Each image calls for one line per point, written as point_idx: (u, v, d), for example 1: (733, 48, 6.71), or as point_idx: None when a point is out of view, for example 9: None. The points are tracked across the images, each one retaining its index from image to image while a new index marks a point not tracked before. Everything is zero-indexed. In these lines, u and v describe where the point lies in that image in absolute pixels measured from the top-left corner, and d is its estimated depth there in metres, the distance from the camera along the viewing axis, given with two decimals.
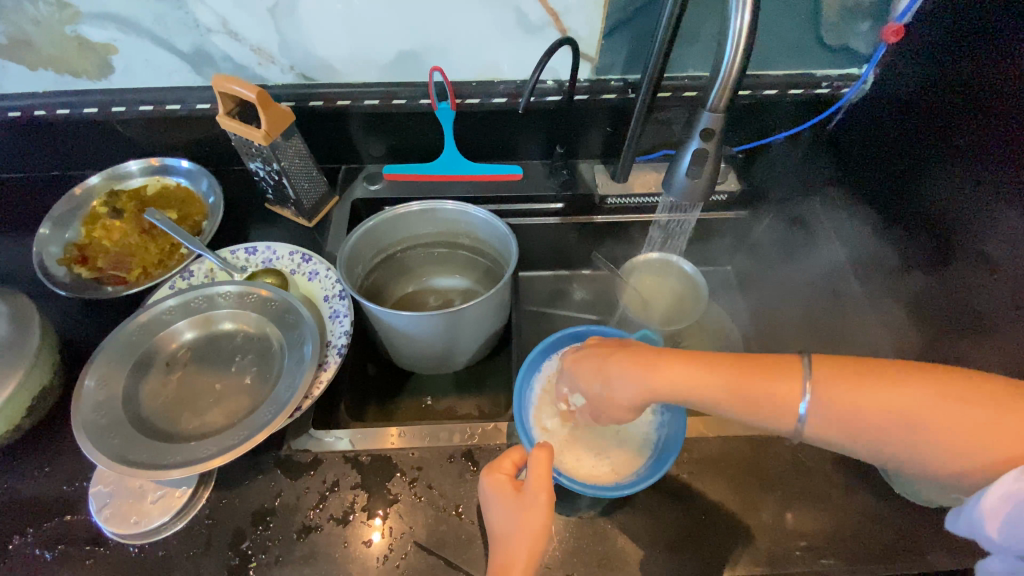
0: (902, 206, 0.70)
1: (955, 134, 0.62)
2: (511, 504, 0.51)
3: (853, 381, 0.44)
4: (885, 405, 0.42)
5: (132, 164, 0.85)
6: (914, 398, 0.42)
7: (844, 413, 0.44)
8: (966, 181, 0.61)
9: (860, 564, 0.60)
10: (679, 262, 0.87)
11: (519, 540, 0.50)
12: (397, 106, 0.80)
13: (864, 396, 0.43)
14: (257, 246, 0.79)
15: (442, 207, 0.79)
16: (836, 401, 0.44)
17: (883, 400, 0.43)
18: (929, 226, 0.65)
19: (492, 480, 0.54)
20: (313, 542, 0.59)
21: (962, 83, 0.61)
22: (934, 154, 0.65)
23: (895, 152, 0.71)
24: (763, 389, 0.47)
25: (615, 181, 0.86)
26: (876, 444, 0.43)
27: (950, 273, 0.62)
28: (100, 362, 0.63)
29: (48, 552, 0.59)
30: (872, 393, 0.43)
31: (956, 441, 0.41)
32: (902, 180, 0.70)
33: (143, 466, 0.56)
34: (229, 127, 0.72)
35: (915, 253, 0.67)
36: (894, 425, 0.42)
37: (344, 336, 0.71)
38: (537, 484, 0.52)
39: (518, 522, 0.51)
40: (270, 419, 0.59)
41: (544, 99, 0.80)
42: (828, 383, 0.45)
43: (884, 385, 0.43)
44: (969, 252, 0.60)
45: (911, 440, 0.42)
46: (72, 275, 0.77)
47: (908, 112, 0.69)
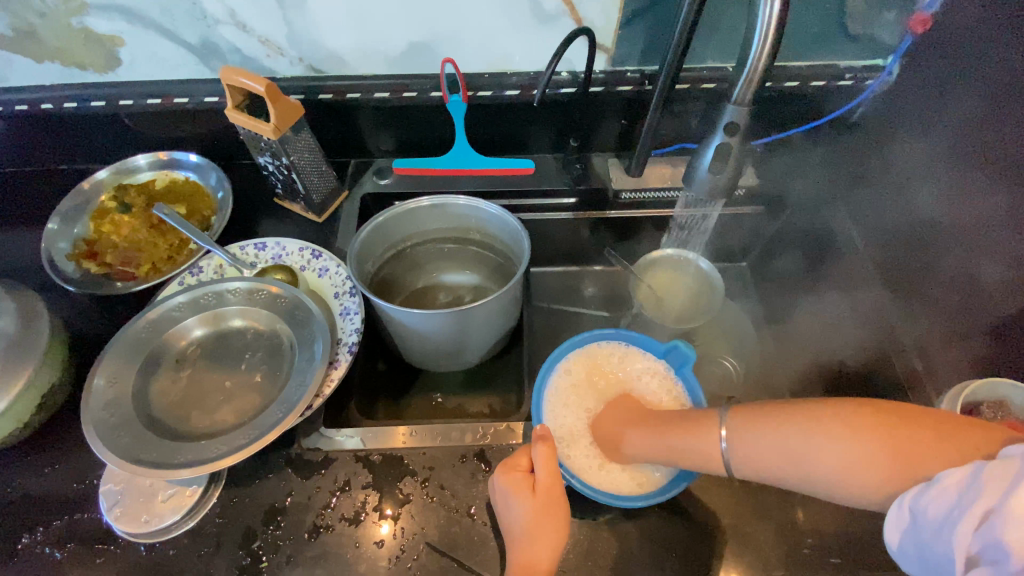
0: (929, 203, 0.67)
1: (983, 127, 0.60)
2: (534, 501, 0.52)
3: (757, 418, 0.47)
4: (787, 440, 0.44)
5: (140, 158, 0.84)
6: (805, 430, 0.44)
7: (755, 454, 0.46)
8: (995, 177, 0.58)
9: (879, 569, 0.59)
10: (696, 260, 0.84)
11: (544, 535, 0.51)
12: (407, 99, 0.79)
13: (765, 433, 0.46)
14: (266, 241, 0.78)
15: (453, 202, 0.78)
16: (745, 445, 0.47)
17: (785, 437, 0.44)
18: (960, 224, 0.63)
19: (511, 478, 0.53)
20: (324, 542, 0.58)
21: (995, 73, 0.58)
22: (962, 148, 0.62)
23: (920, 146, 0.68)
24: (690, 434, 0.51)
25: (629, 174, 0.83)
26: (793, 481, 0.45)
27: (984, 275, 0.60)
28: (110, 360, 0.62)
29: (59, 550, 0.59)
30: (770, 430, 0.45)
31: (855, 468, 0.42)
32: (930, 175, 0.67)
33: (153, 466, 0.55)
34: (238, 120, 0.70)
35: (945, 250, 0.65)
36: (800, 460, 0.44)
37: (354, 334, 0.70)
38: (550, 478, 0.52)
39: (544, 517, 0.52)
40: (280, 418, 0.58)
41: (558, 91, 0.78)
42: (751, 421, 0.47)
43: (778, 422, 0.45)
44: (999, 250, 0.58)
45: (818, 471, 0.43)
46: (81, 271, 0.76)
47: (935, 102, 0.66)
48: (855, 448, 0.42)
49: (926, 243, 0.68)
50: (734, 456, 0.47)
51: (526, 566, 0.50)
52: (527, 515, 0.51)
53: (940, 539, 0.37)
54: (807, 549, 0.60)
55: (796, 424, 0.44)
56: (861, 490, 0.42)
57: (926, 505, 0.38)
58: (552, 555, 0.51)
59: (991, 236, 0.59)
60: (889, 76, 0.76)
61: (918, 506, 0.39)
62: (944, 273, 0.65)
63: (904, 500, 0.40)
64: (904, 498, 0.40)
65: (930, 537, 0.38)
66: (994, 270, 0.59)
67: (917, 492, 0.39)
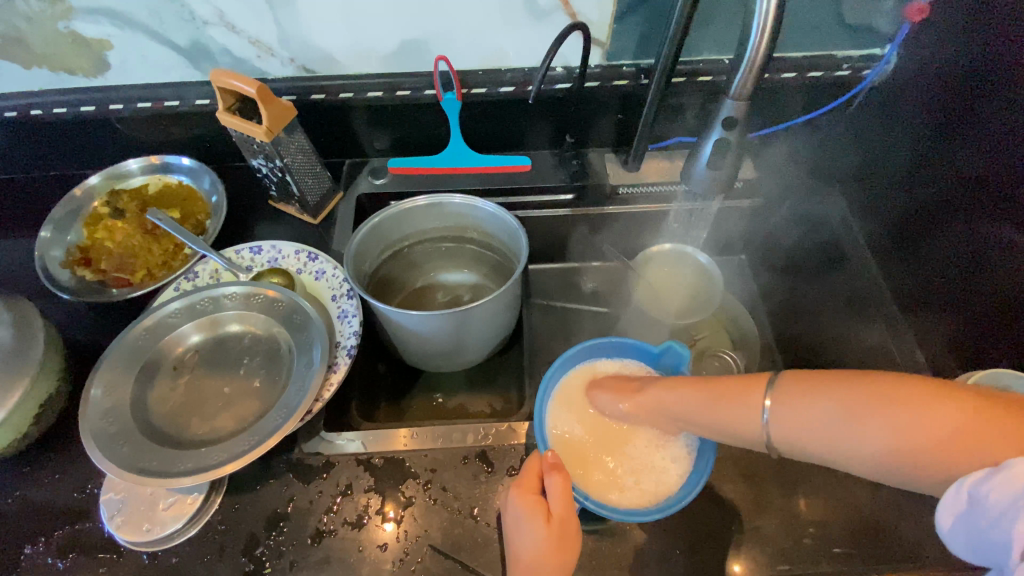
0: (940, 192, 0.66)
1: (978, 117, 0.60)
2: (548, 529, 0.50)
3: (808, 385, 0.45)
4: (833, 410, 0.42)
5: (131, 163, 0.83)
6: (860, 400, 0.41)
7: (798, 424, 0.44)
8: (990, 162, 0.59)
9: (888, 562, 0.59)
10: (694, 254, 0.83)
11: (552, 566, 0.49)
12: (401, 98, 0.78)
13: (817, 404, 0.43)
14: (262, 245, 0.77)
15: (449, 201, 0.77)
16: (790, 412, 0.45)
17: (836, 404, 0.42)
18: (970, 212, 0.62)
19: (526, 502, 0.52)
20: (327, 546, 0.58)
21: (988, 63, 0.59)
22: (966, 138, 0.62)
23: (917, 134, 0.69)
24: (730, 402, 0.49)
25: (627, 170, 0.84)
26: (835, 450, 0.43)
27: (990, 262, 0.60)
28: (107, 368, 0.61)
29: (61, 560, 0.59)
30: (824, 403, 0.43)
31: (909, 443, 0.39)
32: (933, 166, 0.67)
33: (154, 474, 0.55)
34: (230, 123, 0.69)
35: (954, 235, 0.65)
36: (844, 433, 0.42)
37: (353, 337, 0.70)
38: (564, 508, 0.51)
39: (552, 549, 0.49)
40: (280, 424, 0.57)
41: (553, 86, 0.77)
42: (784, 397, 0.45)
43: (837, 392, 0.43)
44: (1004, 234, 0.58)
45: (863, 444, 0.41)
46: (75, 278, 0.75)
47: (938, 90, 0.65)
48: (902, 419, 0.40)
49: (933, 234, 0.68)
50: (778, 428, 0.46)
51: None
52: (537, 541, 0.50)
53: (998, 527, 0.36)
54: (809, 540, 0.60)
55: (852, 394, 0.42)
56: (902, 462, 0.40)
57: (986, 493, 0.36)
58: None
59: (990, 221, 0.60)
60: (888, 65, 0.75)
61: (978, 493, 0.36)
62: (955, 262, 0.65)
63: (963, 484, 0.37)
64: (965, 482, 0.37)
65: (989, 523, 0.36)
66: (991, 254, 0.60)
67: (981, 476, 0.36)
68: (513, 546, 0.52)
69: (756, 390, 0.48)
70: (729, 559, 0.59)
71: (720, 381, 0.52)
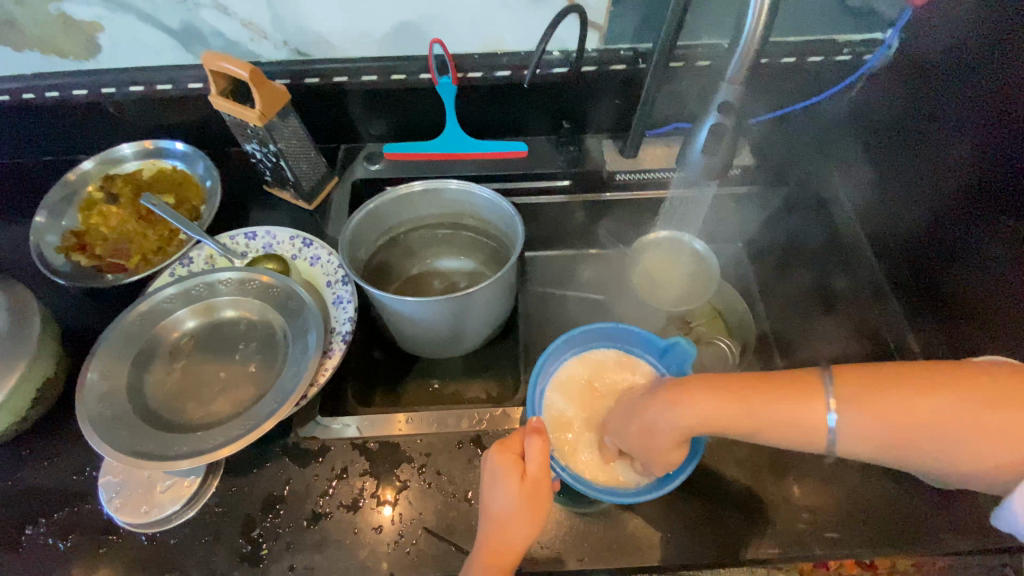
0: (941, 186, 0.66)
1: (974, 108, 0.61)
2: (520, 489, 0.50)
3: (874, 387, 0.43)
4: (911, 409, 0.41)
5: (125, 147, 0.83)
6: (949, 399, 0.41)
7: (879, 428, 0.42)
8: (987, 154, 0.60)
9: (875, 545, 0.59)
10: (691, 241, 0.84)
11: (520, 524, 0.50)
12: (396, 82, 0.77)
13: (900, 410, 0.42)
14: (257, 230, 0.77)
15: (445, 187, 0.77)
16: (871, 418, 0.43)
17: (911, 402, 0.41)
18: (975, 208, 0.62)
19: (501, 460, 0.52)
20: (323, 529, 0.59)
21: (983, 55, 0.59)
22: (962, 131, 0.62)
23: (920, 125, 0.68)
24: (788, 401, 0.45)
25: (624, 156, 0.83)
26: (906, 448, 0.42)
27: (994, 256, 0.60)
28: (103, 352, 0.62)
29: (60, 542, 0.59)
30: (908, 406, 0.41)
31: (996, 436, 0.40)
32: (934, 157, 0.67)
33: (151, 457, 0.55)
34: (223, 107, 0.69)
35: (956, 229, 0.65)
36: (923, 431, 0.41)
37: (348, 323, 0.70)
38: (540, 470, 0.51)
39: (521, 508, 0.50)
40: (276, 408, 0.58)
41: (550, 71, 0.76)
42: (856, 401, 0.43)
43: (911, 391, 0.42)
44: (1009, 228, 0.58)
45: (943, 440, 0.41)
46: (71, 263, 0.75)
47: (940, 81, 0.65)
48: (983, 413, 0.40)
49: (936, 230, 0.68)
50: (850, 435, 0.43)
51: (496, 552, 0.50)
52: (509, 498, 0.50)
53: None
54: (799, 525, 0.61)
55: (927, 395, 0.41)
56: (976, 453, 0.40)
57: None
58: (518, 546, 0.50)
59: (984, 213, 0.61)
60: (889, 51, 0.73)
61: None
62: (955, 256, 0.65)
63: None
64: None
65: None
66: (984, 246, 0.61)
67: None
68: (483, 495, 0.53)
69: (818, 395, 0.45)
70: (720, 542, 0.60)
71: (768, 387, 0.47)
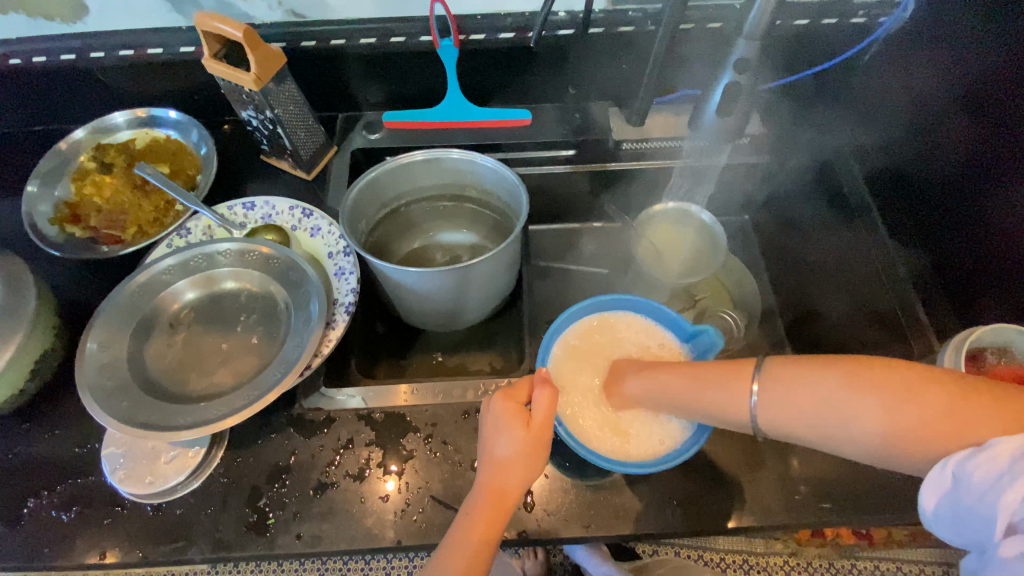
0: (950, 153, 0.65)
1: (987, 70, 0.59)
2: (524, 436, 0.50)
3: (792, 365, 0.43)
4: (817, 396, 0.41)
5: (117, 116, 0.80)
6: (856, 378, 0.40)
7: (786, 407, 0.42)
8: (998, 118, 0.58)
9: (879, 512, 0.59)
10: (698, 212, 0.82)
11: (521, 467, 0.50)
12: (395, 45, 0.74)
13: (802, 388, 0.41)
14: (255, 200, 0.75)
15: (447, 156, 0.75)
16: (780, 397, 0.43)
17: (817, 388, 0.41)
18: (978, 181, 0.62)
19: (506, 406, 0.51)
20: (329, 498, 0.59)
21: (1000, 14, 0.57)
22: (975, 93, 0.61)
23: (925, 96, 0.67)
24: (719, 384, 0.47)
25: (631, 125, 0.81)
26: (814, 434, 0.42)
27: (996, 230, 0.60)
28: (102, 323, 0.61)
29: (65, 513, 0.59)
30: (810, 385, 0.41)
31: (898, 426, 0.38)
32: (939, 124, 0.66)
33: (154, 428, 0.55)
34: (217, 71, 0.66)
35: (957, 203, 0.65)
36: (828, 418, 0.40)
37: (350, 294, 0.68)
38: (547, 419, 0.50)
39: (524, 453, 0.50)
40: (279, 379, 0.57)
41: (555, 33, 0.74)
42: (771, 381, 0.43)
43: (820, 377, 0.41)
44: (1012, 200, 0.58)
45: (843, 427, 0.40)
46: (65, 235, 0.73)
47: (945, 51, 0.64)
48: (893, 400, 0.38)
49: (937, 204, 0.67)
50: (765, 411, 0.44)
51: (496, 491, 0.49)
52: (512, 444, 0.50)
53: (985, 502, 0.35)
54: (801, 495, 0.61)
55: (838, 373, 0.40)
56: (887, 444, 0.39)
57: (973, 470, 0.36)
58: (517, 488, 0.50)
59: (996, 179, 0.60)
60: (904, 13, 0.69)
61: (962, 471, 0.36)
62: (954, 230, 0.65)
63: (947, 463, 0.37)
64: (950, 460, 0.37)
65: (972, 501, 0.36)
66: (997, 213, 0.60)
67: (966, 454, 0.36)
68: (482, 440, 0.52)
69: (747, 374, 0.45)
70: (724, 511, 0.60)
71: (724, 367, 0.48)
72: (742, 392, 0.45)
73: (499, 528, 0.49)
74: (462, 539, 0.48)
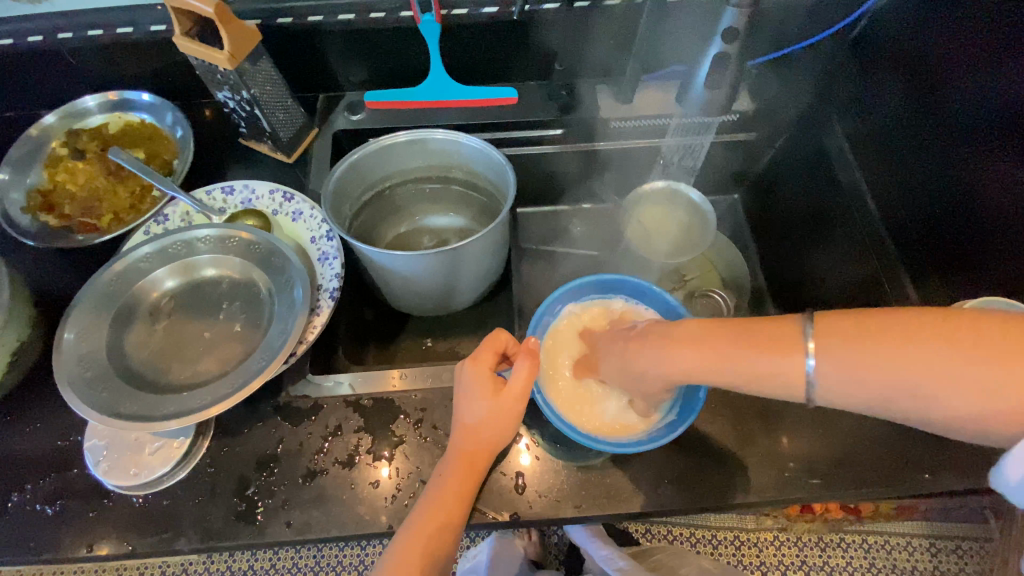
0: (936, 128, 0.64)
1: (977, 43, 0.58)
2: (495, 402, 0.53)
3: (854, 337, 0.39)
4: (894, 361, 0.37)
5: (87, 99, 0.77)
6: (934, 352, 0.36)
7: (852, 382, 0.39)
8: (987, 92, 0.57)
9: (869, 487, 0.60)
10: (687, 191, 0.82)
11: (492, 431, 0.53)
12: (375, 21, 0.72)
13: (873, 359, 0.38)
14: (234, 185, 0.73)
15: (431, 136, 0.73)
16: (843, 371, 0.39)
17: (892, 352, 0.37)
18: (975, 154, 0.60)
19: (479, 373, 0.54)
20: (318, 485, 0.58)
21: None
22: (963, 67, 0.60)
23: (925, 67, 0.64)
24: (751, 354, 0.43)
25: (619, 102, 0.80)
26: (891, 401, 0.38)
27: (974, 210, 0.60)
28: (79, 313, 0.59)
29: (50, 507, 0.58)
30: (882, 355, 0.38)
31: (970, 395, 0.35)
32: (926, 99, 0.64)
33: (136, 419, 0.54)
34: (188, 49, 0.64)
35: (940, 179, 0.64)
36: (905, 381, 0.37)
37: (335, 279, 0.67)
38: (518, 388, 0.53)
39: (494, 419, 0.53)
40: (262, 367, 0.56)
41: (540, 7, 0.72)
42: (827, 351, 0.40)
43: (893, 339, 0.37)
44: (998, 180, 0.57)
45: (934, 397, 0.37)
46: (38, 223, 0.71)
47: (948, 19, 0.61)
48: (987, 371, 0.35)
49: (931, 176, 0.65)
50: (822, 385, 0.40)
51: (467, 452, 0.53)
52: (483, 410, 0.53)
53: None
54: (791, 471, 0.61)
55: (911, 345, 0.37)
56: (968, 418, 0.36)
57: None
58: (487, 449, 0.53)
59: (982, 154, 0.59)
60: None
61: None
62: (942, 207, 0.64)
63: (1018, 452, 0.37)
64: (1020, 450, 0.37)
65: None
66: (981, 189, 0.59)
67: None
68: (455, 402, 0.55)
69: (777, 341, 0.42)
70: (714, 489, 0.60)
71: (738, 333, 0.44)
72: (780, 364, 0.41)
73: (470, 485, 0.53)
74: (439, 497, 0.51)
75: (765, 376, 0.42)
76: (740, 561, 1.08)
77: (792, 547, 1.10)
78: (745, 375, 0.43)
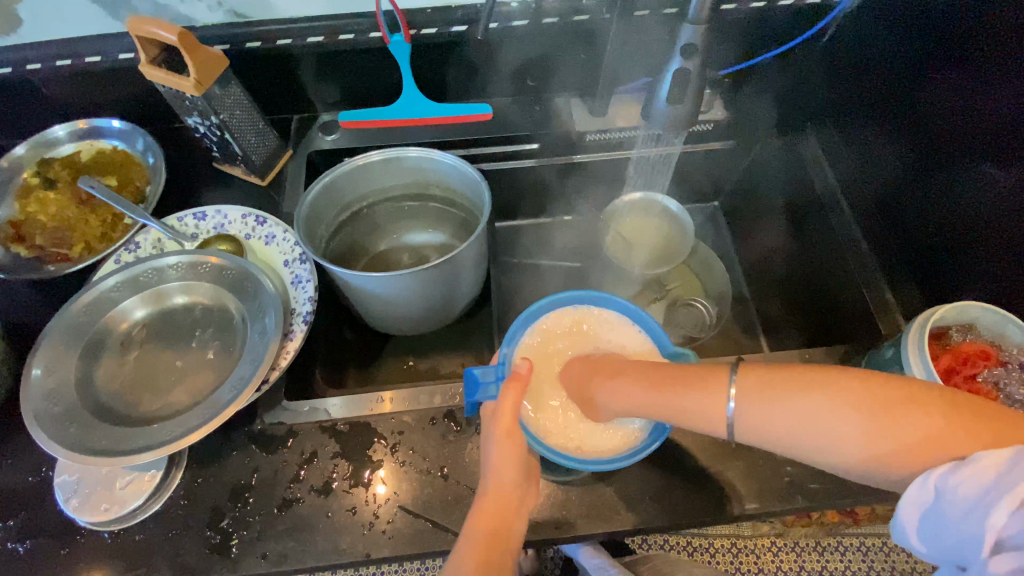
0: (915, 133, 0.64)
1: (950, 49, 0.58)
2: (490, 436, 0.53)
3: (768, 381, 0.41)
4: (800, 407, 0.40)
5: (57, 128, 0.77)
6: (831, 401, 0.39)
7: (765, 424, 0.41)
8: (961, 97, 0.58)
9: (853, 496, 0.59)
10: (664, 201, 0.82)
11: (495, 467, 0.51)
12: (343, 43, 0.72)
13: (785, 398, 0.40)
14: (206, 210, 0.73)
15: (406, 154, 0.73)
16: (758, 413, 0.41)
17: (798, 401, 0.40)
18: (952, 159, 0.60)
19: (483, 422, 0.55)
20: (295, 514, 0.57)
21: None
22: (939, 73, 0.60)
23: (900, 75, 0.65)
24: (687, 388, 0.45)
25: (594, 115, 0.79)
26: (791, 444, 0.41)
27: (954, 215, 0.61)
28: (47, 346, 0.58)
29: (20, 545, 0.57)
30: (792, 395, 0.40)
31: (864, 439, 0.38)
32: (903, 105, 0.65)
33: (104, 453, 0.53)
34: (155, 77, 0.63)
35: (920, 183, 0.64)
36: (808, 428, 0.39)
37: (309, 303, 0.66)
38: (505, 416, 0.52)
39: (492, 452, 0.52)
40: (233, 396, 0.55)
41: (510, 24, 0.72)
42: (748, 395, 0.42)
43: (793, 390, 0.40)
44: (977, 182, 0.58)
45: (835, 439, 0.39)
46: (9, 255, 0.71)
47: (922, 22, 0.61)
48: (878, 419, 0.38)
49: (910, 182, 0.66)
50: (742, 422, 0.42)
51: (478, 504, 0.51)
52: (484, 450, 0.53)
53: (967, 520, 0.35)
54: (774, 482, 0.60)
55: (811, 395, 0.40)
56: (868, 463, 0.38)
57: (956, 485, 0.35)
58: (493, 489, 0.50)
59: (959, 158, 0.59)
60: None
61: (944, 487, 0.36)
62: (921, 212, 0.64)
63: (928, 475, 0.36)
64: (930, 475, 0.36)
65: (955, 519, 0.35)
66: (963, 193, 0.59)
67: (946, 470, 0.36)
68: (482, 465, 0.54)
69: (715, 379, 0.44)
70: (696, 503, 0.59)
71: (676, 372, 0.47)
72: (719, 400, 0.43)
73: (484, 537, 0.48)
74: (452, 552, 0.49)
75: (698, 412, 0.44)
76: (738, 567, 1.08)
77: (789, 552, 1.09)
78: (676, 413, 0.46)
